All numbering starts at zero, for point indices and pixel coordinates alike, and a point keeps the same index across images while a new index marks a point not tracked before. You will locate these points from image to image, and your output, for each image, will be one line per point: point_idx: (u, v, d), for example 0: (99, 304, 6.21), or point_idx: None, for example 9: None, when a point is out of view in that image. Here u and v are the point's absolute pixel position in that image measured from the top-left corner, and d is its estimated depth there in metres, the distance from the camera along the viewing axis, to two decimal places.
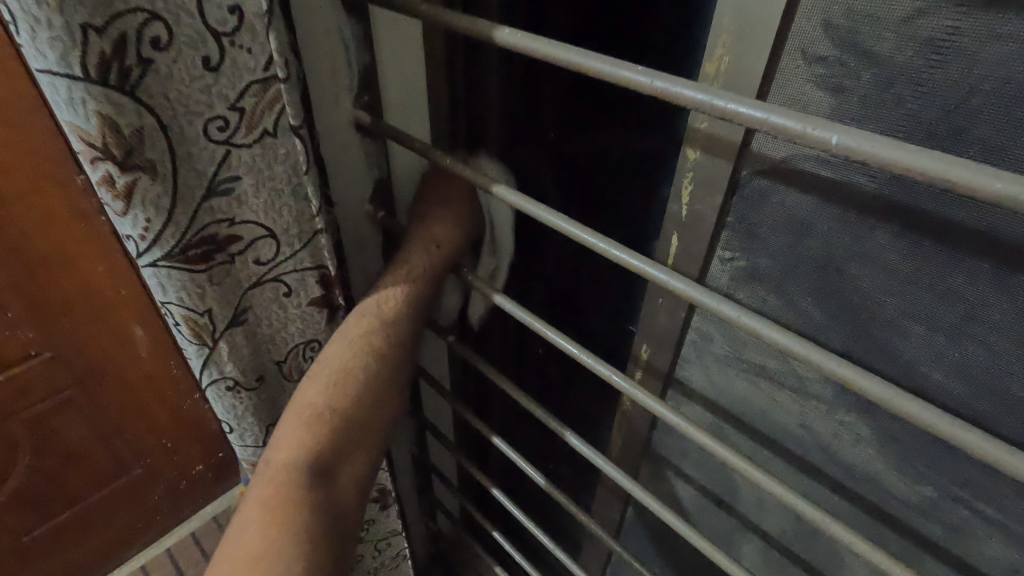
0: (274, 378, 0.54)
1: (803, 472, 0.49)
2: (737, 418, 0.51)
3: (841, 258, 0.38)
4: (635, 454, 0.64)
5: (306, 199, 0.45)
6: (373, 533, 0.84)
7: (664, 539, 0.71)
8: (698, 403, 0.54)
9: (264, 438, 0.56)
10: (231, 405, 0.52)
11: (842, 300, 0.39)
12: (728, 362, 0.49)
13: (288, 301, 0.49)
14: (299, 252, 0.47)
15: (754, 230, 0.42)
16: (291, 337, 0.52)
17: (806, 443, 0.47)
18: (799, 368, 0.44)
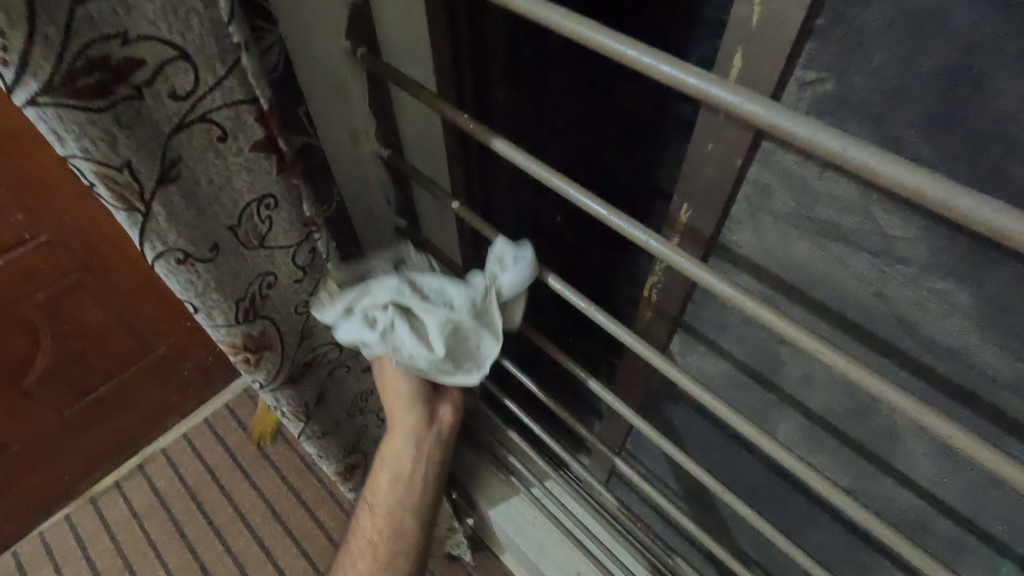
0: (231, 246, 0.46)
1: (871, 350, 0.41)
2: (793, 288, 0.43)
3: (985, 64, 0.27)
4: (664, 329, 0.57)
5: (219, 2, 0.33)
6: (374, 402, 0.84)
7: (690, 412, 0.67)
8: (745, 271, 0.45)
9: (237, 315, 0.50)
10: (189, 280, 0.45)
11: (970, 127, 0.29)
12: (791, 221, 0.39)
13: (224, 148, 0.40)
14: (225, 80, 0.36)
15: (855, 35, 0.30)
16: (240, 192, 0.43)
17: (879, 317, 0.39)
18: (885, 226, 0.35)
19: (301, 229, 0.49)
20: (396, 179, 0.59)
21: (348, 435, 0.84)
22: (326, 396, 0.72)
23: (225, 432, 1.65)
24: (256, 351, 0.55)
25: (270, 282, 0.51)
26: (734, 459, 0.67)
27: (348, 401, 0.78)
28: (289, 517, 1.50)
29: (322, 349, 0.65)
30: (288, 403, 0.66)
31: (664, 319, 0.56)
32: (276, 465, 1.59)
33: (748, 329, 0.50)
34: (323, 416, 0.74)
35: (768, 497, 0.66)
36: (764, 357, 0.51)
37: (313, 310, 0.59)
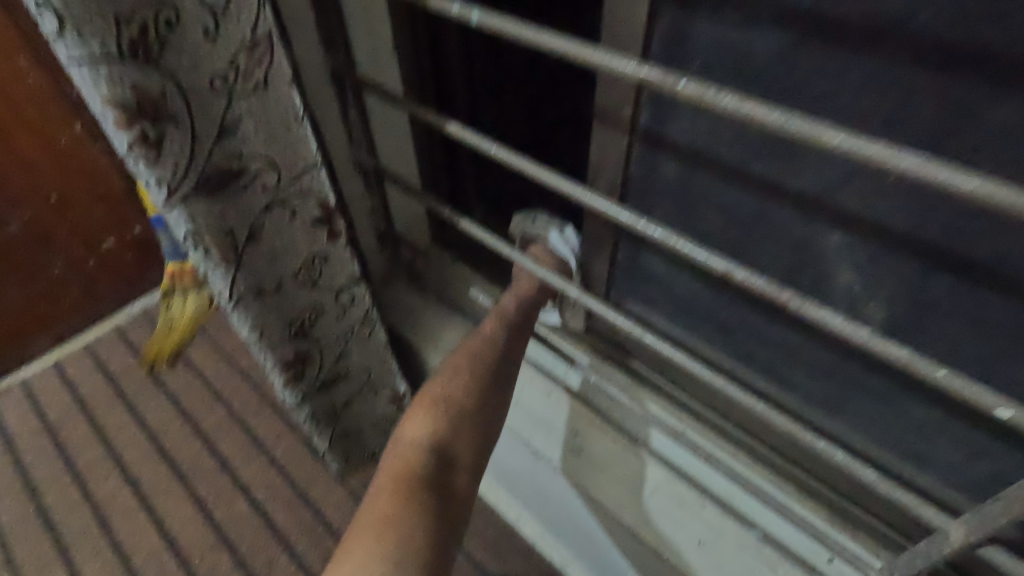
0: (152, 87, 0.46)
1: (754, 208, 0.53)
2: (697, 159, 0.55)
3: (749, 47, 0.45)
4: (624, 142, 0.58)
5: None
6: (331, 302, 0.73)
7: (668, 273, 0.68)
8: (668, 155, 0.57)
9: (136, 55, 0.44)
10: (129, 82, 0.44)
11: (733, 53, 0.46)
12: (671, 125, 0.55)
13: (219, 45, 0.47)
14: None
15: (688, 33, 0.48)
16: (212, 61, 0.47)
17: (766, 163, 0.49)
18: (722, 121, 0.50)
19: (286, 145, 0.56)
20: (354, 90, 0.71)
21: (303, 348, 0.75)
22: (278, 275, 0.65)
23: (119, 371, 1.41)
24: (186, 179, 0.52)
25: (218, 84, 0.49)
26: (701, 328, 0.68)
27: (299, 300, 0.69)
28: (230, 394, 1.36)
29: (255, 179, 0.56)
30: (219, 257, 0.59)
31: (620, 131, 0.58)
32: (180, 403, 1.35)
33: (705, 123, 0.52)
34: (266, 301, 0.66)
35: (739, 352, 0.66)
36: (729, 216, 0.56)
37: (243, 153, 0.54)
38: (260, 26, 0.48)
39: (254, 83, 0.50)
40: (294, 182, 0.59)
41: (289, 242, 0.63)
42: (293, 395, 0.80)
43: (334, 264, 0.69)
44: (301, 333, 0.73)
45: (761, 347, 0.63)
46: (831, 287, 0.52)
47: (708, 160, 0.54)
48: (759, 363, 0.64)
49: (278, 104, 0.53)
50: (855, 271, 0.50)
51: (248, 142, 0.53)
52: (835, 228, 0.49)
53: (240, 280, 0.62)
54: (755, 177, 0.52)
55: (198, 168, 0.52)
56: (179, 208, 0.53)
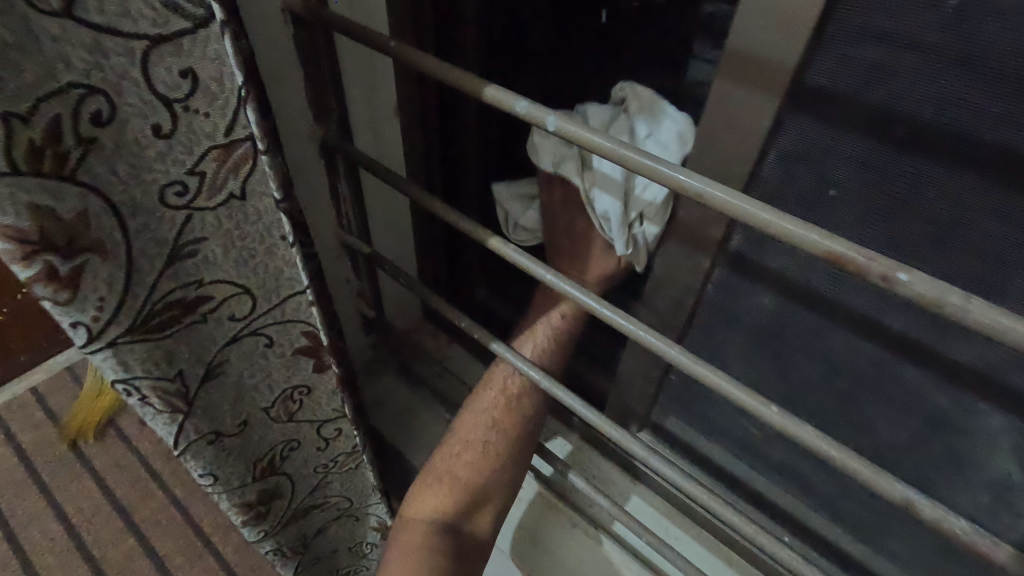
0: (69, 204, 0.30)
1: (879, 368, 0.42)
2: (805, 300, 0.43)
3: (912, 197, 0.35)
4: (705, 265, 0.46)
5: (222, 58, 0.31)
6: (310, 434, 0.60)
7: (734, 406, 0.56)
8: (765, 289, 0.45)
9: (44, 164, 0.28)
10: (29, 204, 0.28)
11: (887, 197, 0.36)
12: (773, 259, 0.43)
13: (173, 147, 0.32)
14: (193, 63, 0.30)
15: (819, 165, 0.37)
16: (162, 164, 0.33)
17: (914, 326, 0.38)
18: (846, 272, 0.39)
19: (262, 267, 0.42)
20: (347, 168, 0.55)
21: (269, 486, 0.60)
22: (244, 414, 0.51)
23: (32, 446, 1.19)
24: (116, 320, 0.36)
25: (172, 196, 0.34)
26: (770, 472, 0.57)
27: (269, 433, 0.55)
28: (171, 474, 1.16)
29: (219, 308, 0.42)
30: (162, 405, 0.43)
31: (702, 253, 0.45)
32: (108, 487, 1.14)
33: (823, 265, 0.40)
34: (225, 444, 0.51)
35: (819, 502, 0.55)
36: (836, 369, 0.44)
37: (204, 278, 0.39)
38: (241, 125, 0.34)
39: (226, 195, 0.36)
40: (274, 310, 0.45)
41: (264, 369, 0.49)
42: (252, 534, 0.64)
43: (319, 396, 0.56)
44: (268, 470, 0.58)
45: (849, 506, 0.53)
46: (971, 471, 0.42)
47: (818, 304, 0.42)
48: (844, 520, 0.54)
49: (259, 221, 0.39)
50: (1016, 462, 0.39)
51: (209, 264, 0.39)
52: (996, 410, 0.38)
53: (192, 427, 0.46)
54: (884, 334, 0.40)
55: (138, 304, 0.36)
56: (109, 358, 0.37)
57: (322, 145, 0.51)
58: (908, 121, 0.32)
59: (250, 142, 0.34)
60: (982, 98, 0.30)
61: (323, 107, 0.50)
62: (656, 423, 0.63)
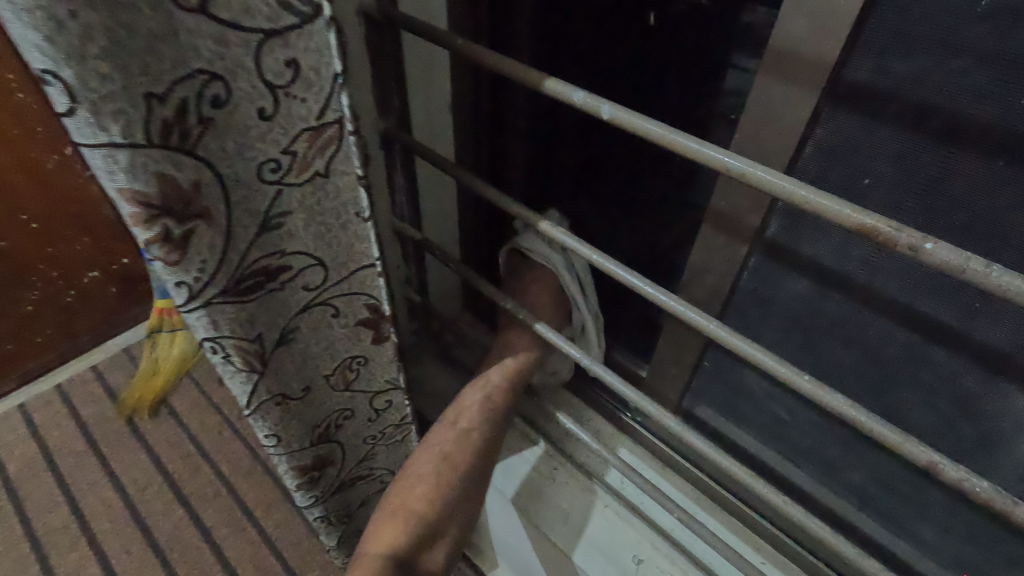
0: (187, 175, 0.35)
1: (910, 348, 0.44)
2: (839, 284, 0.45)
3: (943, 183, 0.37)
4: (742, 252, 0.48)
5: (320, 50, 0.35)
6: (363, 405, 0.64)
7: (767, 393, 0.58)
8: (799, 275, 0.47)
9: (171, 138, 0.33)
10: (158, 172, 0.33)
11: (920, 182, 0.38)
12: (807, 246, 0.45)
13: (272, 128, 0.37)
14: (298, 55, 0.35)
15: (854, 154, 0.40)
16: (261, 144, 0.37)
17: (945, 307, 0.41)
18: (877, 256, 0.42)
19: (336, 242, 0.46)
20: (404, 158, 0.60)
21: (324, 452, 0.65)
22: (308, 380, 0.56)
23: (93, 421, 1.27)
24: (214, 281, 0.40)
25: (268, 172, 0.39)
26: (800, 459, 0.59)
27: (327, 401, 0.60)
28: (218, 452, 1.22)
29: (296, 278, 0.46)
30: (241, 364, 0.48)
31: (739, 240, 0.48)
32: (160, 462, 1.21)
33: (856, 249, 0.43)
34: (289, 407, 0.56)
35: (848, 490, 0.57)
36: (868, 353, 0.47)
37: (286, 249, 0.44)
38: (332, 109, 0.38)
39: (312, 172, 0.41)
40: (342, 282, 0.50)
41: (328, 338, 0.54)
42: (305, 499, 0.69)
43: (373, 367, 0.61)
44: (324, 437, 0.63)
45: (877, 491, 0.54)
46: (1000, 454, 0.43)
47: (850, 288, 0.45)
48: (874, 507, 0.55)
49: (336, 199, 0.43)
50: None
51: (292, 236, 0.43)
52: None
53: (263, 387, 0.51)
54: (915, 318, 0.42)
55: (231, 269, 0.41)
56: (202, 315, 0.42)
57: (384, 136, 0.56)
58: (939, 113, 0.35)
59: (337, 124, 0.39)
60: (1011, 90, 0.32)
61: (388, 101, 0.54)
62: (688, 407, 0.66)
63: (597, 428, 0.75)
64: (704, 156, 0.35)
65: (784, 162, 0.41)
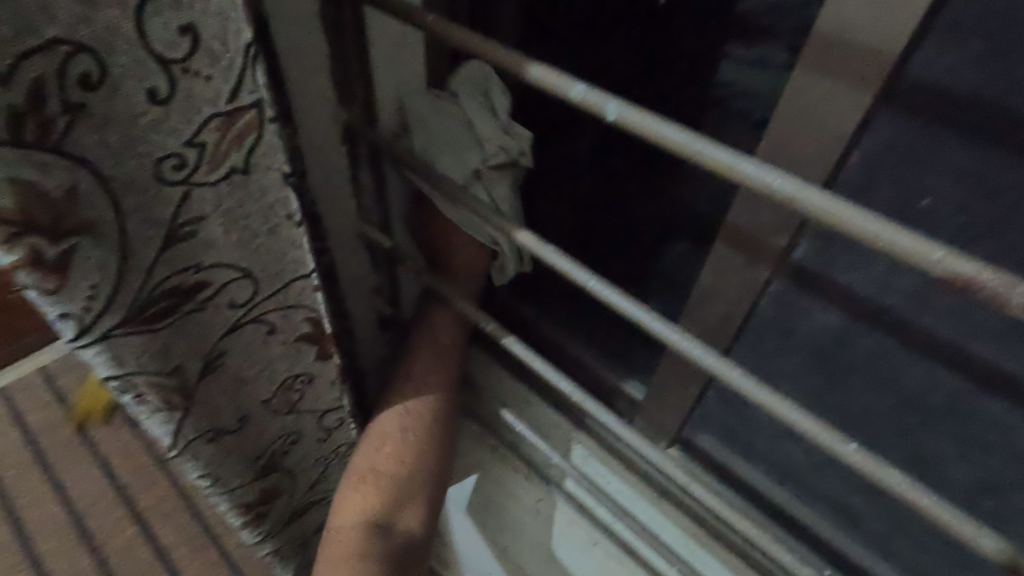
0: (55, 178, 0.26)
1: (960, 395, 0.37)
2: (880, 319, 0.38)
3: (1020, 203, 0.30)
4: (763, 276, 0.41)
5: (228, 17, 0.28)
6: (312, 426, 0.57)
7: (779, 430, 0.52)
8: (833, 304, 0.40)
9: (25, 131, 0.24)
10: (11, 178, 0.24)
11: (992, 203, 0.31)
12: (840, 271, 0.38)
13: (170, 113, 0.29)
14: (197, 20, 0.27)
15: (904, 167, 0.33)
16: (159, 135, 0.29)
17: (1009, 353, 0.34)
18: (928, 291, 0.35)
19: (263, 253, 0.39)
20: (368, 154, 0.51)
21: (269, 483, 0.57)
22: (244, 409, 0.48)
23: (39, 429, 1.17)
24: (110, 312, 0.32)
25: (169, 171, 0.30)
26: (815, 501, 0.52)
27: (268, 428, 0.52)
28: (176, 464, 1.14)
29: (219, 295, 0.38)
30: (159, 403, 0.40)
31: (760, 262, 0.41)
32: (113, 475, 1.11)
33: (901, 281, 0.36)
34: (224, 441, 0.48)
35: (869, 541, 0.50)
36: (904, 397, 0.40)
37: (203, 263, 0.36)
38: (246, 91, 0.30)
39: (228, 169, 0.33)
40: (277, 296, 0.42)
41: (263, 361, 0.46)
42: (252, 535, 0.62)
43: (320, 385, 0.53)
44: (269, 467, 0.56)
45: (903, 543, 0.48)
46: None
47: (892, 323, 0.38)
48: (898, 561, 0.49)
49: (262, 200, 0.36)
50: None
51: (211, 246, 0.35)
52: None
53: (190, 425, 0.44)
54: (966, 361, 0.36)
55: (132, 295, 0.33)
56: (99, 351, 0.34)
57: (344, 129, 0.47)
58: (1023, 116, 0.28)
59: (257, 109, 0.31)
60: None
61: (349, 88, 0.46)
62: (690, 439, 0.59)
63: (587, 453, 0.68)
64: (735, 168, 0.27)
65: (822, 175, 0.34)
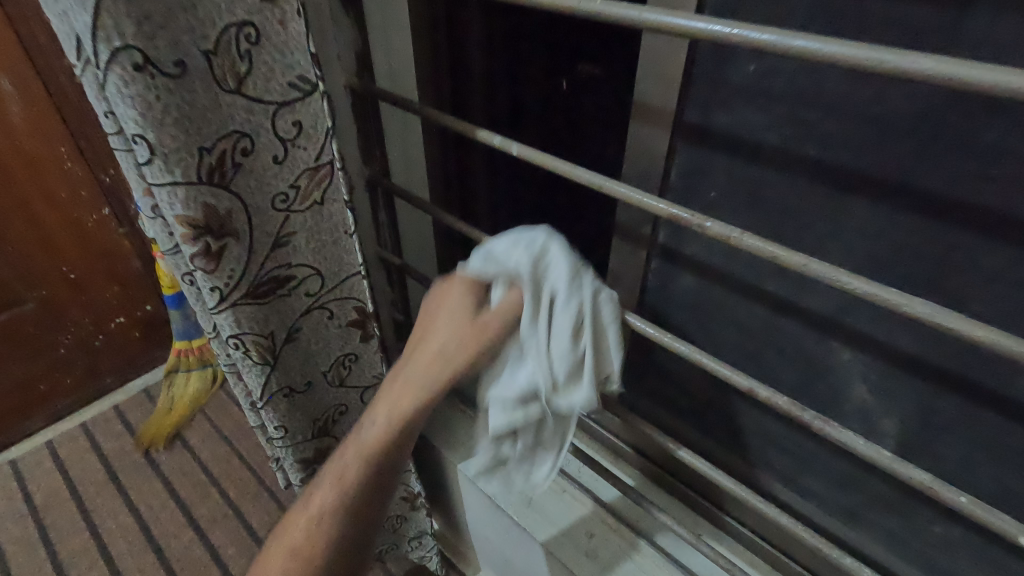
0: (222, 204, 0.49)
1: (771, 324, 0.57)
2: (716, 277, 0.59)
3: (763, 193, 0.52)
4: (644, 257, 0.62)
5: (318, 116, 0.51)
6: (356, 401, 0.76)
7: (684, 377, 0.70)
8: (689, 271, 0.61)
9: (211, 177, 0.48)
10: (202, 201, 0.48)
11: (748, 192, 0.53)
12: (684, 246, 0.60)
13: (282, 167, 0.52)
14: (302, 118, 0.50)
15: (703, 178, 0.55)
16: (277, 180, 0.52)
17: (783, 287, 0.54)
18: (731, 254, 0.56)
19: (328, 258, 0.60)
20: (387, 198, 0.75)
21: (323, 445, 0.77)
22: (309, 374, 0.68)
23: (113, 454, 1.38)
24: (239, 284, 0.55)
25: (279, 202, 0.53)
26: (717, 432, 0.70)
27: (325, 397, 0.72)
28: (227, 479, 1.33)
29: (299, 284, 0.60)
30: (258, 358, 0.61)
31: (640, 247, 0.62)
32: (173, 489, 1.31)
33: (717, 248, 0.57)
34: (295, 399, 0.69)
35: (755, 457, 0.67)
36: (741, 329, 0.59)
37: (292, 261, 0.58)
38: (325, 155, 0.53)
39: (312, 201, 0.55)
40: (334, 289, 0.63)
41: (324, 340, 0.67)
42: None
43: (363, 366, 0.74)
44: (323, 431, 0.76)
45: (776, 453, 0.65)
46: (843, 402, 0.55)
47: (720, 277, 0.58)
48: (774, 469, 0.66)
49: (330, 220, 0.58)
50: (867, 389, 0.53)
51: (297, 250, 0.57)
52: (845, 347, 0.52)
53: (275, 379, 0.65)
54: (766, 296, 0.56)
55: (250, 277, 0.55)
56: (229, 313, 0.56)
57: (369, 181, 0.71)
58: (753, 142, 0.50)
59: (329, 164, 0.53)
60: (794, 128, 0.47)
61: (373, 154, 0.70)
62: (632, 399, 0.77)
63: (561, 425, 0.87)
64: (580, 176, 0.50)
65: (658, 185, 0.57)
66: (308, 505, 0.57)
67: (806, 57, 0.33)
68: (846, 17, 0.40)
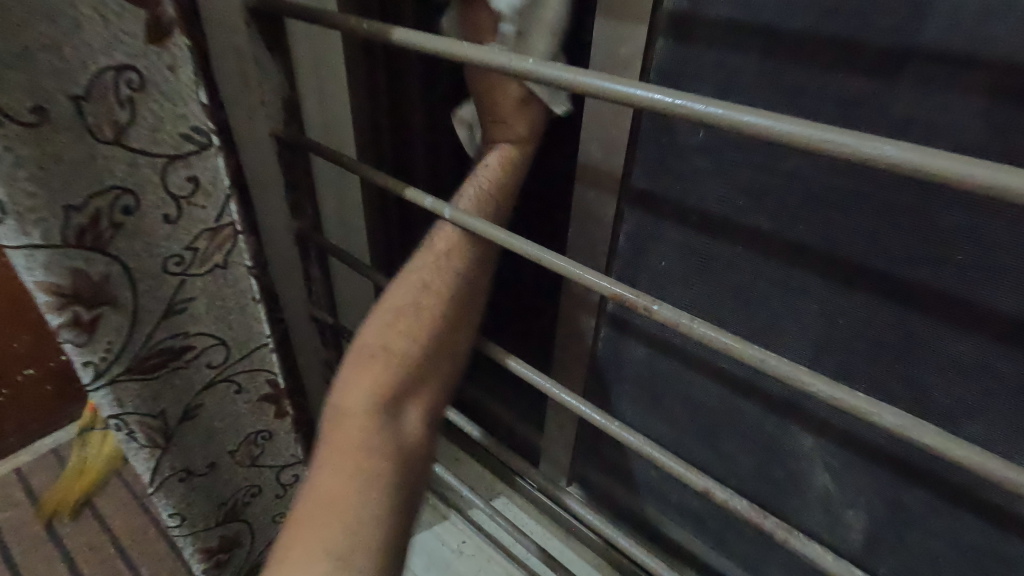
0: (97, 268, 0.42)
1: (728, 404, 0.52)
2: (669, 352, 0.54)
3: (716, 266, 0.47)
4: (593, 326, 0.57)
5: (217, 171, 0.45)
6: (270, 481, 0.69)
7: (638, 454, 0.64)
8: (640, 344, 0.56)
9: (83, 238, 0.40)
10: (70, 267, 0.40)
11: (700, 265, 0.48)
12: (636, 318, 0.54)
13: (175, 228, 0.45)
14: (199, 172, 0.44)
15: (653, 247, 0.50)
16: (168, 241, 0.45)
17: (741, 368, 0.49)
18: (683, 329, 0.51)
19: (232, 326, 0.53)
20: (316, 254, 0.68)
21: (229, 532, 0.68)
22: (212, 455, 0.60)
23: (8, 526, 1.22)
24: (119, 360, 0.47)
25: (172, 265, 0.47)
26: (674, 513, 0.64)
27: (230, 479, 0.64)
28: (141, 554, 1.18)
29: (199, 356, 0.52)
30: (145, 440, 0.53)
31: (589, 316, 0.57)
32: (76, 567, 1.16)
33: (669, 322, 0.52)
34: (193, 482, 0.60)
35: (715, 541, 0.62)
36: (697, 408, 0.55)
37: (190, 330, 0.51)
38: (227, 214, 0.47)
39: (212, 265, 0.49)
40: (241, 360, 0.56)
41: (230, 417, 0.59)
42: None
43: (278, 443, 0.66)
44: (231, 515, 0.67)
45: (736, 539, 0.60)
46: (806, 492, 0.50)
47: (674, 353, 0.53)
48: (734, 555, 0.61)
49: (235, 286, 0.51)
50: (830, 479, 0.48)
51: (195, 318, 0.50)
52: (807, 434, 0.48)
53: (166, 462, 0.56)
54: (722, 375, 0.51)
55: (135, 352, 0.47)
56: (107, 392, 0.47)
57: (298, 236, 0.64)
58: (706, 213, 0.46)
59: (230, 226, 0.48)
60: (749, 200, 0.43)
61: (299, 207, 0.63)
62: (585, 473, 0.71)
63: (508, 501, 0.79)
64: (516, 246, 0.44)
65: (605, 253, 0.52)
66: (341, 408, 0.46)
67: (750, 133, 0.30)
68: (800, 88, 0.36)
